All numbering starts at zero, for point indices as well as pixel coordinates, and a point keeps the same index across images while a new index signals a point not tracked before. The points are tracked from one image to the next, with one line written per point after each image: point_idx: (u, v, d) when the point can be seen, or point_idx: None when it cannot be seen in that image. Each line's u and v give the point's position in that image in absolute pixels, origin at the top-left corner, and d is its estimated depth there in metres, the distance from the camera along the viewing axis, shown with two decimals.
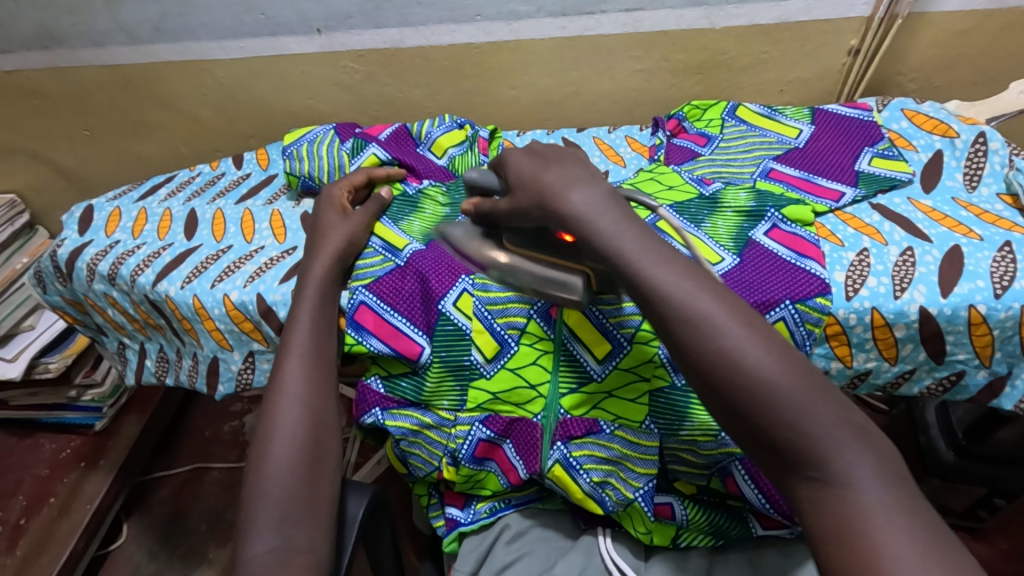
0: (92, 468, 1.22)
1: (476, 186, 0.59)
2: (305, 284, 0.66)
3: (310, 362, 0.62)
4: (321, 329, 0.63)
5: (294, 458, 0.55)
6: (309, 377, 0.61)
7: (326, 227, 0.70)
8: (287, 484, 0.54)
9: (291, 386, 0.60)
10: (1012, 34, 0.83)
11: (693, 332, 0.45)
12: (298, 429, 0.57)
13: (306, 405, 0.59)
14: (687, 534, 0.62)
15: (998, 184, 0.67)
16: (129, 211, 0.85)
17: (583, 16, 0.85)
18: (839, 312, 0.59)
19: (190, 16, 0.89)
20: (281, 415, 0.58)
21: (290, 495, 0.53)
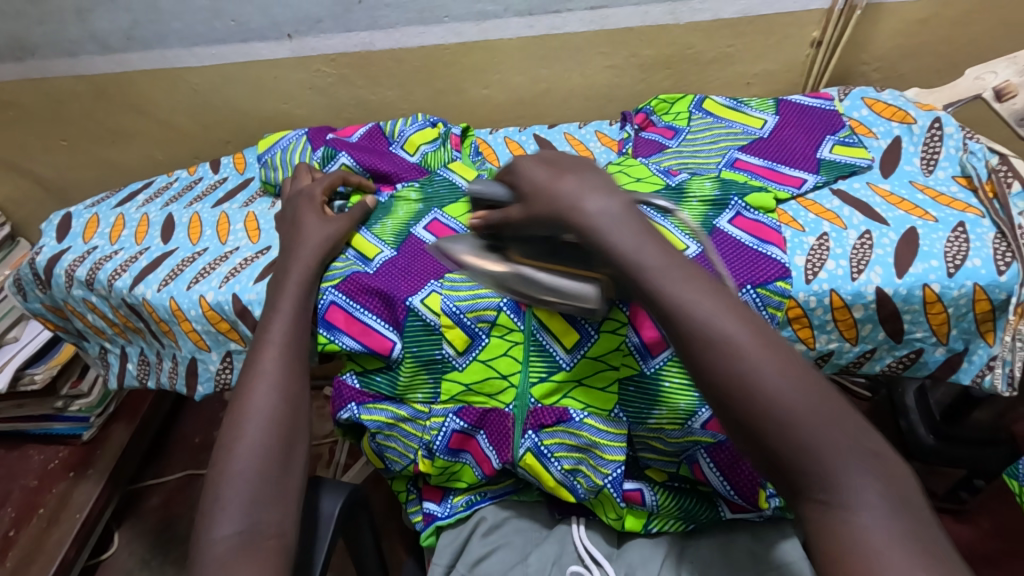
0: (81, 478, 1.22)
1: (480, 198, 0.58)
2: (288, 275, 0.67)
3: (290, 353, 0.63)
4: (302, 319, 0.65)
5: (268, 442, 0.57)
6: (286, 366, 0.62)
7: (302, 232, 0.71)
8: (258, 466, 0.55)
9: (268, 371, 0.61)
10: (970, 22, 0.85)
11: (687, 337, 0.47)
12: (270, 414, 0.59)
13: (283, 394, 0.60)
14: (658, 520, 0.63)
15: (954, 167, 0.69)
16: (106, 217, 0.86)
17: (549, 14, 0.86)
18: (799, 295, 0.61)
19: (161, 23, 0.90)
20: (256, 400, 0.59)
21: (262, 478, 0.55)
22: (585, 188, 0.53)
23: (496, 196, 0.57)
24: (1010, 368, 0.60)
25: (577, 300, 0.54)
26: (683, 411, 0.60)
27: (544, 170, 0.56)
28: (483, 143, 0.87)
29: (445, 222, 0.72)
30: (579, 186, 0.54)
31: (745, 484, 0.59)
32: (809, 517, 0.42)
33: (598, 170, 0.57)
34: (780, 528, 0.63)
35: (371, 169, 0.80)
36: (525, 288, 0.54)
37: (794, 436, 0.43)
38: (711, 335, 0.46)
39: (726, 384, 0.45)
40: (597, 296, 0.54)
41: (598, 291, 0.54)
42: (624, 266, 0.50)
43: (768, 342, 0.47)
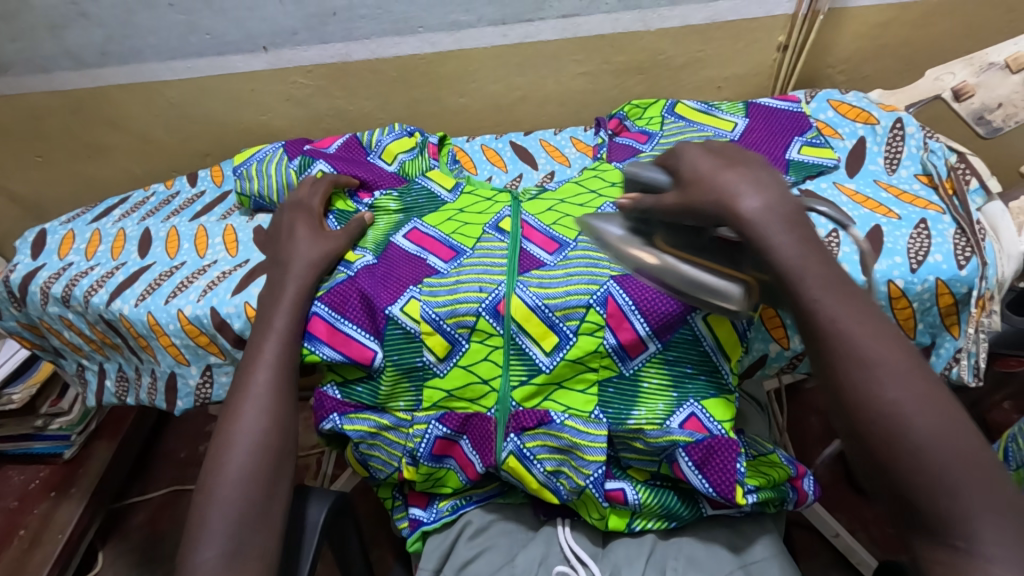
0: (63, 497, 1.20)
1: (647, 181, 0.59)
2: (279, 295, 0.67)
3: (279, 373, 0.63)
4: (295, 338, 0.65)
5: (255, 467, 0.58)
6: (277, 387, 0.62)
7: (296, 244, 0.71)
8: (243, 492, 0.56)
9: (256, 392, 0.61)
10: (928, 25, 0.88)
11: (851, 364, 0.48)
12: (256, 439, 0.59)
13: (272, 416, 0.61)
14: (641, 518, 0.64)
15: (916, 166, 0.71)
16: (82, 233, 0.86)
17: (522, 23, 0.87)
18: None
19: (136, 38, 0.90)
20: (241, 423, 0.60)
21: (247, 505, 0.55)
22: (746, 183, 0.54)
23: (654, 181, 0.59)
24: (975, 359, 0.62)
25: (724, 299, 0.51)
26: (662, 411, 0.62)
27: (709, 160, 0.57)
28: (460, 152, 0.89)
29: (425, 230, 0.72)
30: (740, 181, 0.54)
31: (723, 480, 0.58)
32: (937, 555, 0.44)
33: (764, 165, 0.57)
34: (761, 523, 0.65)
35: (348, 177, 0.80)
36: (668, 265, 0.52)
37: (937, 476, 0.45)
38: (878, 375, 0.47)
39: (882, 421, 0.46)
40: (744, 297, 0.51)
41: (746, 289, 0.51)
42: (786, 272, 0.50)
43: (922, 373, 0.48)
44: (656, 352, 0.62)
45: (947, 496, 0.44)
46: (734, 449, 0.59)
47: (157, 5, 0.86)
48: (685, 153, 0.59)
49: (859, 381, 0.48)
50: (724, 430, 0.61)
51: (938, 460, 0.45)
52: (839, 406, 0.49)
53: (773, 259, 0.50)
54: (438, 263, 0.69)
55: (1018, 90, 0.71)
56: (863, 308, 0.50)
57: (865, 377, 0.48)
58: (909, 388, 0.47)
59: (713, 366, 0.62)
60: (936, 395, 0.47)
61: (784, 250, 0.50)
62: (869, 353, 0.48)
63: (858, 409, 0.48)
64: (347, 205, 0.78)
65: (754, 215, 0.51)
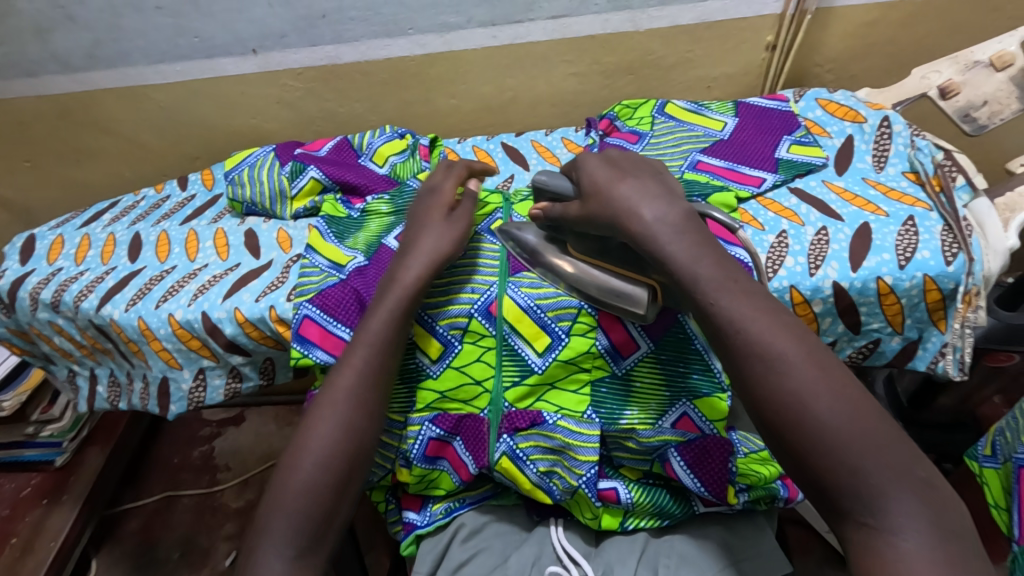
0: (54, 505, 1.19)
1: (548, 190, 0.60)
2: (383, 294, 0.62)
3: (364, 383, 0.59)
4: (389, 348, 0.60)
5: (322, 480, 0.55)
6: (361, 396, 0.58)
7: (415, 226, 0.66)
8: (307, 504, 0.54)
9: (340, 399, 0.58)
10: (914, 24, 0.89)
11: (752, 359, 0.46)
12: (327, 451, 0.56)
13: (351, 428, 0.57)
14: (634, 517, 0.64)
15: (904, 164, 0.71)
16: (71, 238, 0.85)
17: (512, 24, 0.88)
18: (768, 292, 0.63)
19: (124, 41, 0.89)
20: (317, 431, 0.57)
21: (307, 519, 0.53)
22: (642, 194, 0.54)
23: (560, 190, 0.60)
24: (961, 354, 0.63)
25: (627, 304, 0.56)
26: (654, 411, 0.62)
27: (604, 170, 0.57)
28: (451, 153, 0.88)
29: None
30: (635, 193, 0.54)
31: (715, 479, 0.59)
32: (852, 537, 0.41)
33: (656, 173, 0.57)
34: (753, 520, 0.65)
35: (340, 182, 0.80)
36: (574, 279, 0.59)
37: (840, 458, 0.42)
38: (780, 362, 0.45)
39: (783, 411, 0.44)
40: (648, 301, 0.56)
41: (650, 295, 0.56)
42: (682, 277, 0.49)
43: None
44: (648, 352, 0.63)
45: (865, 485, 0.41)
46: (726, 449, 0.60)
47: (144, 9, 0.85)
48: (584, 164, 0.59)
49: (760, 374, 0.45)
50: (716, 429, 0.61)
51: (849, 447, 0.42)
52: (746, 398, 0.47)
53: (673, 267, 0.49)
54: None
55: (1002, 88, 0.72)
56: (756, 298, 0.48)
57: (763, 360, 0.45)
58: (814, 372, 0.44)
59: (705, 364, 0.62)
60: (837, 377, 0.44)
61: (679, 258, 0.50)
62: (767, 345, 0.46)
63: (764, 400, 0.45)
64: (339, 210, 0.78)
65: (646, 228, 0.52)
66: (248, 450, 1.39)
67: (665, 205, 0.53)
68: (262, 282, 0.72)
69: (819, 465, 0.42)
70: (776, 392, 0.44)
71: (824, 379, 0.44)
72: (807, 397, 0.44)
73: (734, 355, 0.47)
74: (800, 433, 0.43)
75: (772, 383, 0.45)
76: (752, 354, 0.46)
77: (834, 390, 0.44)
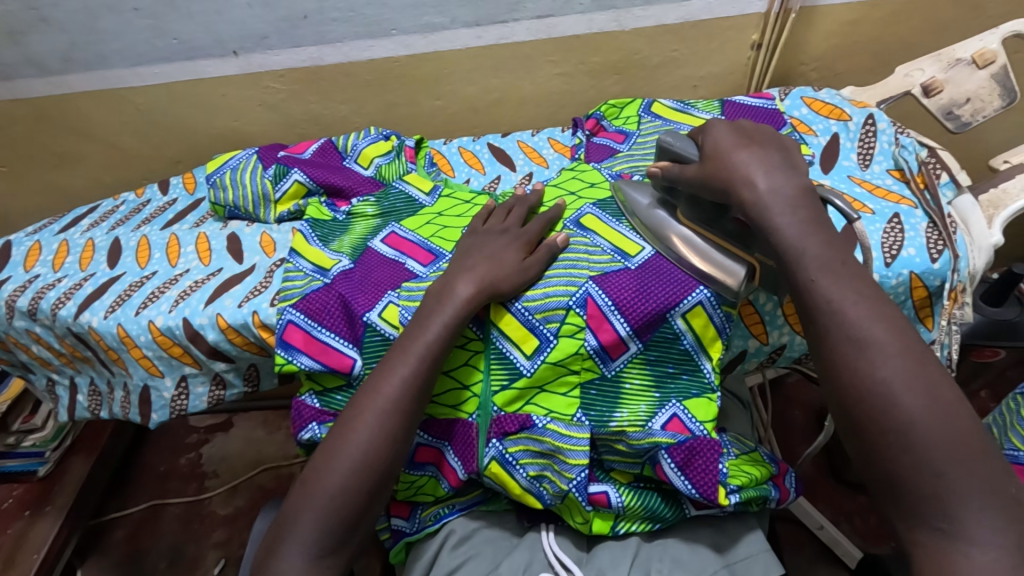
0: (37, 517, 1.16)
1: (673, 153, 0.63)
2: (436, 308, 0.61)
3: (407, 393, 0.58)
4: (434, 355, 0.59)
5: (356, 488, 0.55)
6: (400, 405, 0.58)
7: (493, 253, 0.65)
8: (340, 509, 0.55)
9: (381, 408, 0.57)
10: (898, 22, 0.89)
11: (849, 345, 0.47)
12: (361, 460, 0.56)
13: (386, 436, 0.57)
14: (625, 521, 0.63)
15: (888, 162, 0.71)
16: (49, 244, 0.83)
17: (496, 24, 0.87)
18: (877, 275, 0.61)
19: (101, 44, 0.88)
20: (353, 439, 0.56)
21: (339, 522, 0.55)
22: (757, 165, 0.56)
23: (684, 151, 0.62)
24: (948, 350, 0.63)
25: (720, 278, 0.60)
26: (644, 413, 0.61)
27: (730, 136, 0.60)
28: (437, 154, 0.88)
29: (403, 234, 0.72)
30: (751, 162, 0.57)
31: (705, 481, 0.58)
32: (920, 537, 0.44)
33: (781, 147, 0.59)
34: (744, 521, 0.65)
35: (325, 185, 0.78)
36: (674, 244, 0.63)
37: (925, 457, 0.43)
38: (876, 356, 0.46)
39: (872, 404, 0.46)
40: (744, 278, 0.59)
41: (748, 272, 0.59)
42: (787, 254, 0.52)
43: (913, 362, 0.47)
44: (637, 352, 0.62)
45: (943, 487, 0.43)
46: (716, 449, 0.59)
47: (122, 11, 0.84)
48: (713, 132, 0.61)
49: (854, 362, 0.47)
50: (706, 430, 0.61)
51: (930, 447, 0.44)
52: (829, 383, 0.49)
53: (779, 239, 0.52)
54: (417, 267, 0.69)
55: (984, 86, 0.73)
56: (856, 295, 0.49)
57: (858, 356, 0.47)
58: (904, 373, 0.46)
59: (694, 364, 0.62)
60: (927, 369, 0.46)
61: (786, 233, 0.52)
62: (865, 334, 0.47)
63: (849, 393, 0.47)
64: (323, 213, 0.77)
65: (759, 198, 0.54)
66: (236, 457, 1.37)
67: (783, 177, 0.55)
68: (245, 287, 0.70)
69: (897, 462, 0.44)
70: (866, 391, 0.46)
71: (912, 377, 0.45)
72: (896, 392, 0.45)
73: (828, 344, 0.49)
74: (887, 433, 0.45)
75: (860, 373, 0.46)
76: (850, 345, 0.47)
77: (925, 391, 0.45)
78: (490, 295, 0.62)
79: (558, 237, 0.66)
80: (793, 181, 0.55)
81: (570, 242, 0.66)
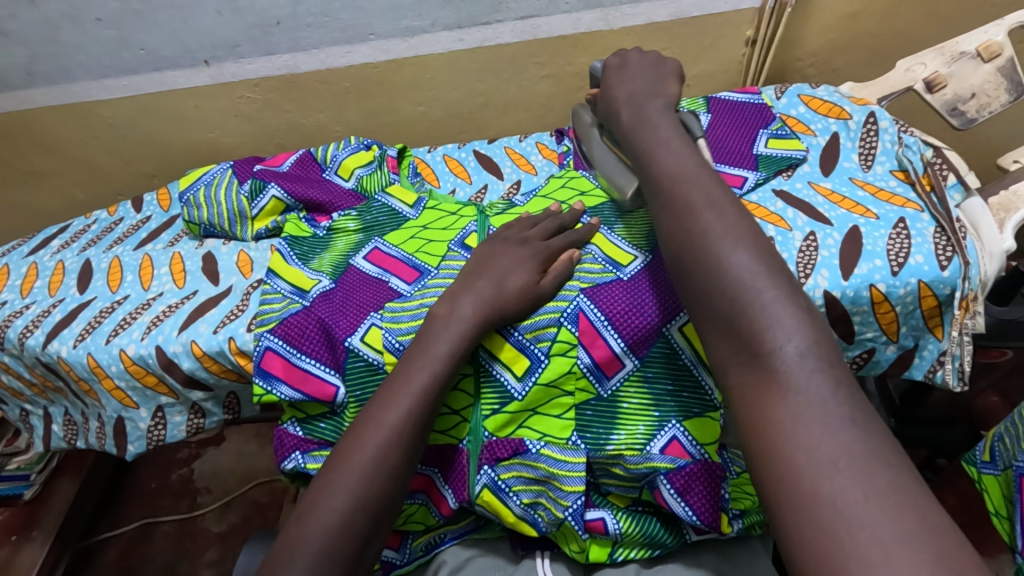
0: (22, 542, 1.09)
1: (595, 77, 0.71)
2: (449, 324, 0.58)
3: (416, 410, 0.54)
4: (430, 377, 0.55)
5: (359, 516, 0.50)
6: (405, 434, 0.53)
7: (505, 271, 0.61)
8: (341, 538, 0.49)
9: (388, 429, 0.53)
10: (897, 14, 0.86)
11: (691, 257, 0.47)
12: (360, 496, 0.51)
13: (389, 462, 0.52)
14: (623, 548, 0.61)
15: (891, 162, 0.68)
16: (18, 267, 0.80)
17: (478, 26, 0.83)
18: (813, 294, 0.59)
19: (64, 56, 0.84)
20: (360, 461, 0.52)
21: (341, 550, 0.49)
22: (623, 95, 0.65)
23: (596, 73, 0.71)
24: (960, 362, 0.60)
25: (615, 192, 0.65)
26: (643, 434, 0.58)
27: (612, 70, 0.68)
28: (421, 163, 0.84)
29: (386, 250, 0.68)
30: (623, 91, 0.65)
31: (706, 507, 0.56)
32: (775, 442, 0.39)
33: (655, 72, 0.66)
34: (747, 545, 0.63)
35: (304, 200, 0.75)
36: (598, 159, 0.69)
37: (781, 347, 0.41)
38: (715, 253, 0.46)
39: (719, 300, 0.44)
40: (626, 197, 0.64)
41: (632, 189, 0.63)
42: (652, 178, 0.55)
43: None
44: (633, 369, 0.59)
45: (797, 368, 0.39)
46: (718, 475, 0.57)
47: (84, 21, 0.80)
48: (604, 68, 0.70)
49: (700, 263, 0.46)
50: (707, 453, 0.58)
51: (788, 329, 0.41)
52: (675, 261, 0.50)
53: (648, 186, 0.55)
54: (401, 286, 0.65)
55: (989, 80, 0.70)
56: (699, 183, 0.52)
57: (689, 221, 0.50)
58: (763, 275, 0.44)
59: (695, 381, 0.59)
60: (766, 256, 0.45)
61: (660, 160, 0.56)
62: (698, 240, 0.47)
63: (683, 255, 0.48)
64: (303, 229, 0.73)
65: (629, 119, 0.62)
66: (228, 472, 1.29)
67: (642, 104, 0.63)
68: (220, 311, 0.67)
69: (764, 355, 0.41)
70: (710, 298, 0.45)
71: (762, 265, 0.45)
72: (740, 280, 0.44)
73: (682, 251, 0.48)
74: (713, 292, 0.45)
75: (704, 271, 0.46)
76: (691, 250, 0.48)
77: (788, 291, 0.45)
78: (501, 314, 0.59)
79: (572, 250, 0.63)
80: (653, 107, 0.62)
81: (583, 259, 0.63)
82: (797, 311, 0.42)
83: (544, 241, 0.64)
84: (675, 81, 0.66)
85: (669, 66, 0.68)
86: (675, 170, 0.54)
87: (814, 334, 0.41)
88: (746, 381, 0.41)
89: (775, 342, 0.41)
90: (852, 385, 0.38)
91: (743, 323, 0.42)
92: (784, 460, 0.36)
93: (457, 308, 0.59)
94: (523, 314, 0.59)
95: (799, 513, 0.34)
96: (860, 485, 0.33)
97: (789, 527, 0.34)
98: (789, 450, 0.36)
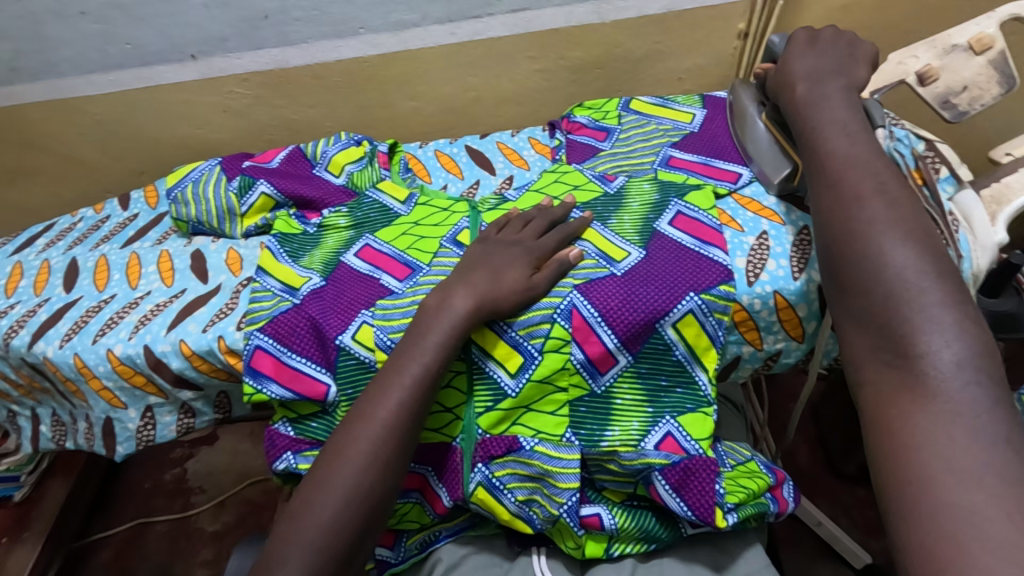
0: (14, 543, 1.07)
1: (768, 49, 0.67)
2: (441, 320, 0.57)
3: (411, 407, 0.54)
4: (424, 374, 0.55)
5: None
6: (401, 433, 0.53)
7: (498, 265, 0.60)
8: None
9: (381, 427, 0.53)
10: (889, 7, 0.86)
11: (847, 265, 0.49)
12: (353, 490, 0.51)
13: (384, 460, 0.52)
14: (619, 543, 0.60)
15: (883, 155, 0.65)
16: (3, 267, 0.79)
17: (469, 20, 0.83)
18: None
19: (48, 51, 0.82)
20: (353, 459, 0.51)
21: None
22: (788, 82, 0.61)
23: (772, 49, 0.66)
24: None
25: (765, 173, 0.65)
26: (637, 430, 0.58)
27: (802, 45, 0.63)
28: (412, 159, 0.83)
29: (378, 247, 0.67)
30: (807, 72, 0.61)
31: (701, 502, 0.56)
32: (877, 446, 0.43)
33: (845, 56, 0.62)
34: (742, 536, 0.62)
35: (294, 197, 0.74)
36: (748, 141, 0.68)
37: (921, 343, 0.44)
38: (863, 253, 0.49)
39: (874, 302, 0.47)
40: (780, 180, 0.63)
41: (790, 172, 0.63)
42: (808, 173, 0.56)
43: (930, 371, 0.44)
44: (627, 366, 0.58)
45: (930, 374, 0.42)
46: (712, 470, 0.56)
47: (68, 15, 0.78)
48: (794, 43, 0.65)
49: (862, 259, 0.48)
50: (702, 448, 0.57)
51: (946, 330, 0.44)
52: (825, 257, 0.52)
53: None
54: (392, 283, 0.65)
55: (982, 73, 0.70)
56: (871, 171, 0.52)
57: (849, 211, 0.51)
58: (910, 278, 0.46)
59: (689, 376, 0.59)
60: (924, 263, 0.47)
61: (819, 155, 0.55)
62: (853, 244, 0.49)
63: (837, 247, 0.50)
64: (293, 226, 0.72)
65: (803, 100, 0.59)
66: (222, 471, 1.29)
67: (822, 82, 0.59)
68: (209, 310, 0.66)
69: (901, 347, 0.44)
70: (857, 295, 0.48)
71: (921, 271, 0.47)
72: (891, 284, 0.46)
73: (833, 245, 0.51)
74: (859, 286, 0.48)
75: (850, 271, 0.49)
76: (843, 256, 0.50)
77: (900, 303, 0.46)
78: (491, 311, 0.58)
79: (569, 249, 0.61)
80: (835, 87, 0.59)
81: (584, 260, 0.61)
82: (958, 319, 0.45)
83: (537, 239, 0.63)
84: (864, 70, 0.62)
85: (864, 54, 0.63)
86: (839, 153, 0.54)
87: (975, 344, 0.43)
88: (883, 380, 0.45)
89: (928, 347, 0.44)
90: (1007, 405, 0.41)
91: (895, 321, 0.46)
92: (912, 463, 0.40)
93: (449, 299, 0.58)
94: (515, 311, 0.59)
95: (920, 518, 0.38)
96: (1000, 504, 0.36)
97: (911, 529, 0.38)
98: (924, 458, 0.40)
